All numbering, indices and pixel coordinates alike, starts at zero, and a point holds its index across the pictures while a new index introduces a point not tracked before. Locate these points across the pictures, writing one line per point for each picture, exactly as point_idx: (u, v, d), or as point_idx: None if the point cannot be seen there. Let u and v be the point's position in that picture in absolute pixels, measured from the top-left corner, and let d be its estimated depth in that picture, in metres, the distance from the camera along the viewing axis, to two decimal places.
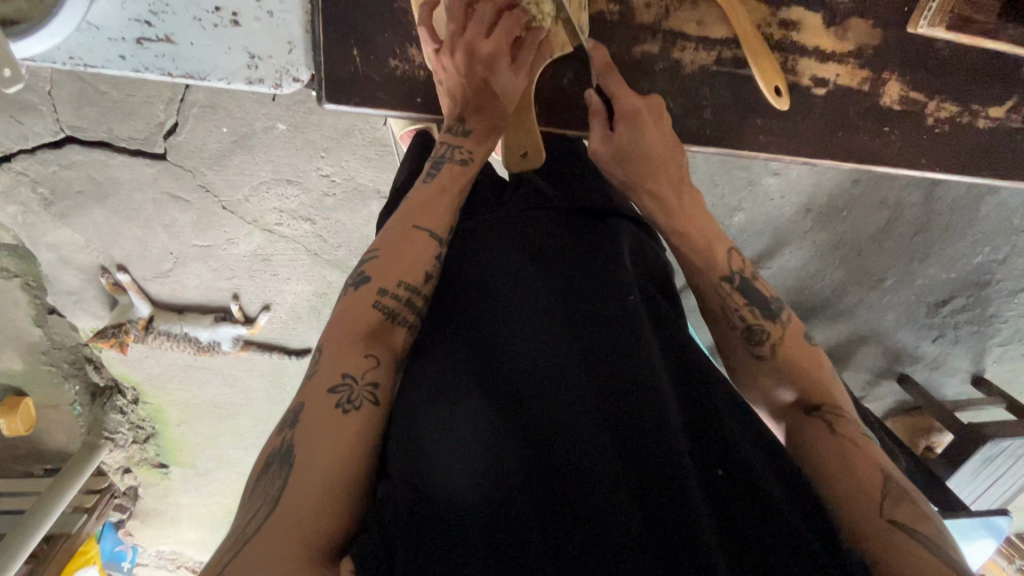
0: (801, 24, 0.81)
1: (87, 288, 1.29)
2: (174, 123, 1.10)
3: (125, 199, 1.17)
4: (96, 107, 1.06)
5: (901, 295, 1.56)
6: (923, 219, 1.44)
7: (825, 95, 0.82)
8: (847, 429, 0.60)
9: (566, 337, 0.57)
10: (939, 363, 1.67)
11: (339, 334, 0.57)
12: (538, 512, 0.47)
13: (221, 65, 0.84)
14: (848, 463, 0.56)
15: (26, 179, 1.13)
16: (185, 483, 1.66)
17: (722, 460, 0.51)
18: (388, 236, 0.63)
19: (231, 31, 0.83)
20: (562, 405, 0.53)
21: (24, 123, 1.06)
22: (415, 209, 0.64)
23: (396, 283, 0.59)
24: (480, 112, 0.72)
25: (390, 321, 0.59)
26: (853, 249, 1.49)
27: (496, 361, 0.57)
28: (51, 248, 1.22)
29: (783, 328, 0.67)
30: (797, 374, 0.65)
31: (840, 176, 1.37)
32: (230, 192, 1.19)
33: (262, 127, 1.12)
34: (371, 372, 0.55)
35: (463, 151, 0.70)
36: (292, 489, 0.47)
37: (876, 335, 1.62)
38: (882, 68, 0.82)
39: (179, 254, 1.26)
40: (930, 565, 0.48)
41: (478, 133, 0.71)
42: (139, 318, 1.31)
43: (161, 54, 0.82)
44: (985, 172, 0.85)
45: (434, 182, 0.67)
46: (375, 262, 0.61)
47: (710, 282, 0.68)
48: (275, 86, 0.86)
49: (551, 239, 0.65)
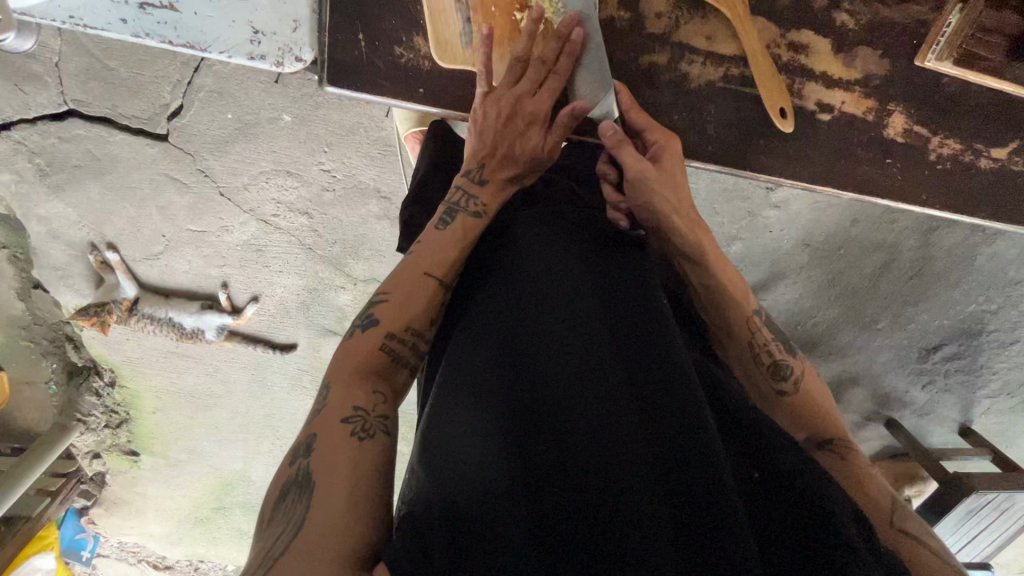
0: (809, 47, 0.82)
1: (73, 264, 1.26)
2: (179, 106, 1.10)
3: (121, 176, 1.16)
4: (101, 82, 1.07)
5: (895, 337, 1.55)
6: (920, 263, 1.45)
7: (829, 120, 0.82)
8: (857, 458, 0.64)
9: (600, 333, 0.56)
10: (927, 410, 1.66)
11: (343, 366, 0.57)
12: (567, 507, 0.47)
13: (224, 37, 0.75)
14: (862, 488, 0.61)
15: (24, 149, 1.12)
16: (155, 473, 1.61)
17: (754, 467, 0.51)
18: (398, 279, 0.62)
19: (236, 3, 0.76)
20: (593, 400, 0.51)
21: (28, 93, 1.07)
22: (425, 253, 0.64)
23: (404, 328, 0.60)
24: (502, 166, 0.69)
25: (394, 365, 0.59)
26: (849, 288, 1.49)
27: (519, 356, 0.56)
28: (41, 220, 1.20)
29: (802, 364, 0.69)
30: (816, 411, 0.67)
31: (839, 213, 1.38)
32: (229, 179, 1.18)
33: (268, 117, 1.12)
34: (382, 407, 0.55)
35: (478, 202, 0.68)
36: (317, 513, 0.46)
37: (866, 375, 1.61)
38: (887, 99, 0.83)
39: (171, 238, 1.24)
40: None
41: (495, 185, 0.69)
42: (123, 299, 1.28)
43: (164, 22, 0.74)
44: (985, 214, 0.85)
45: (450, 232, 0.65)
46: (385, 307, 0.60)
47: (743, 315, 0.68)
48: (277, 65, 0.77)
49: (585, 241, 0.65)
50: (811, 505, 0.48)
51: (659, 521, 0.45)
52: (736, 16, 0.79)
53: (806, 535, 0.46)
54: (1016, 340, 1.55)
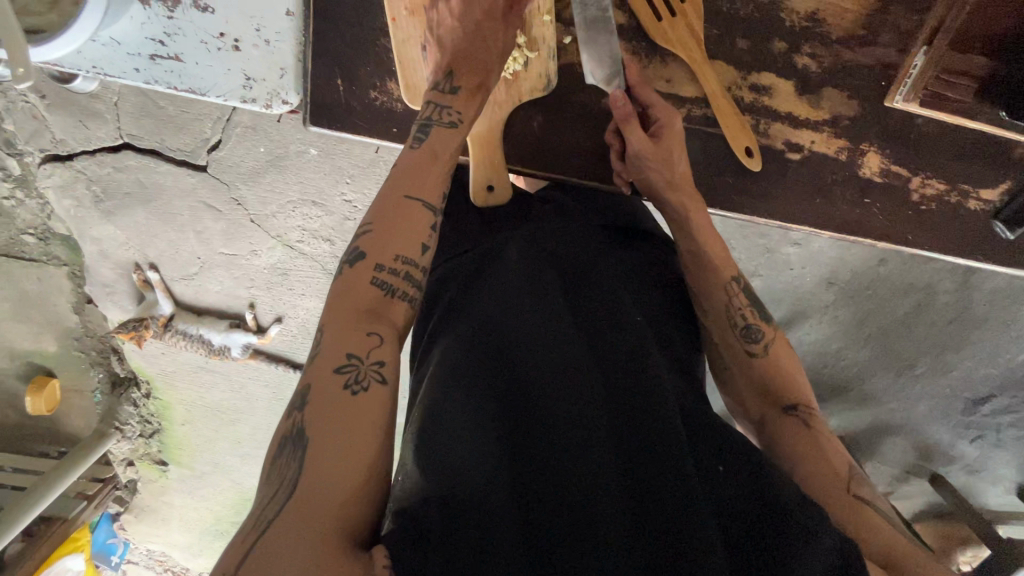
0: (773, 89, 0.83)
1: (119, 282, 1.37)
2: (218, 140, 1.21)
3: (165, 203, 1.27)
4: (152, 119, 1.19)
5: (936, 385, 1.45)
6: (958, 308, 1.37)
7: (799, 159, 0.84)
8: (818, 425, 0.68)
9: (578, 341, 0.59)
10: (977, 465, 1.53)
11: (342, 311, 0.55)
12: (548, 510, 0.49)
13: (220, 84, 0.84)
14: (821, 455, 0.65)
15: (83, 177, 1.25)
16: (182, 483, 1.68)
17: (719, 457, 0.55)
18: (382, 207, 0.62)
19: (232, 54, 0.83)
20: (572, 404, 0.54)
21: (90, 128, 1.21)
22: (409, 178, 0.63)
23: (394, 258, 0.59)
24: (471, 72, 0.73)
25: (390, 297, 0.58)
26: (880, 331, 1.41)
27: (506, 360, 0.57)
28: (95, 241, 1.32)
29: (773, 331, 0.74)
30: (781, 376, 0.71)
31: (867, 253, 1.32)
32: (260, 207, 1.27)
33: (296, 150, 1.21)
34: (377, 352, 0.53)
35: (452, 112, 0.70)
36: (309, 477, 0.45)
37: (904, 425, 1.51)
38: (860, 139, 0.84)
39: (205, 259, 1.33)
40: (890, 530, 0.58)
41: (466, 92, 0.72)
42: (160, 316, 1.37)
43: (171, 71, 0.83)
44: (977, 255, 0.85)
45: (424, 148, 0.66)
46: (369, 237, 0.59)
47: (719, 282, 0.73)
48: (266, 107, 0.86)
49: (569, 251, 0.68)
50: (789, 519, 0.49)
51: (624, 521, 0.48)
52: (693, 61, 0.80)
53: (769, 534, 0.49)
54: None
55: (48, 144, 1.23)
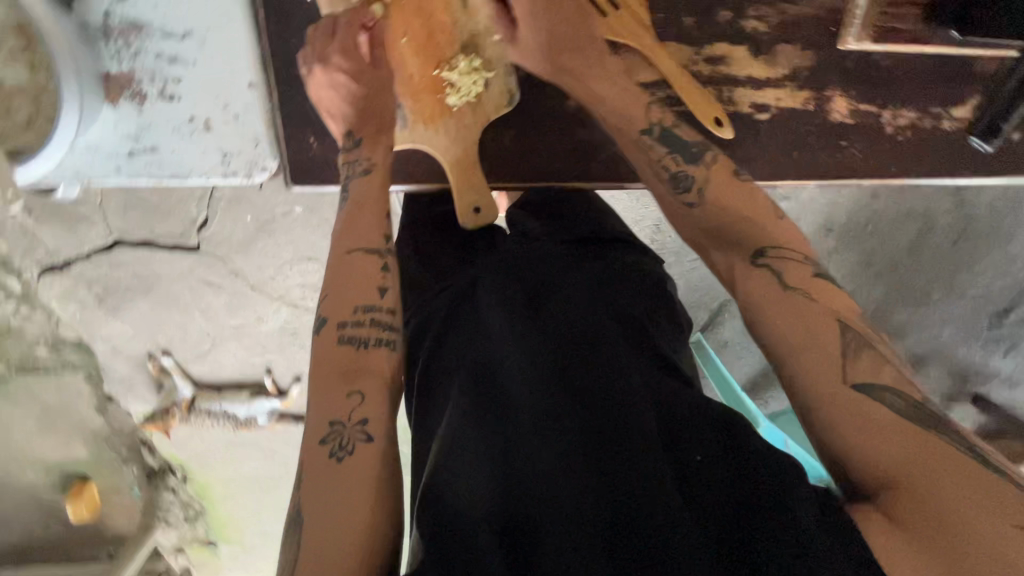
0: (729, 57, 0.85)
1: (135, 374, 1.38)
2: (205, 217, 1.23)
3: (166, 289, 1.29)
4: (139, 211, 1.22)
5: (957, 307, 1.44)
6: (962, 227, 1.37)
7: (768, 119, 0.85)
8: (795, 275, 0.60)
9: (552, 362, 0.59)
10: (1017, 378, 1.51)
11: (323, 376, 0.60)
12: (531, 540, 0.50)
13: (198, 163, 0.92)
14: (801, 317, 0.57)
15: (84, 280, 1.28)
16: (233, 560, 1.68)
17: (709, 452, 0.53)
18: (336, 271, 0.68)
19: (204, 135, 0.91)
20: (549, 429, 0.54)
21: (80, 232, 1.23)
22: (348, 234, 0.70)
23: (355, 311, 0.64)
24: (366, 123, 0.77)
25: (365, 348, 0.62)
26: (888, 265, 1.40)
27: (489, 395, 0.59)
28: (105, 340, 1.34)
29: (706, 168, 0.70)
30: (729, 213, 0.67)
31: (858, 193, 1.34)
32: (258, 273, 1.28)
33: (281, 211, 1.23)
34: (359, 411, 0.58)
35: (361, 162, 0.74)
36: (306, 556, 0.50)
37: (935, 353, 1.49)
38: (823, 86, 0.86)
39: (215, 335, 1.35)
40: (893, 431, 0.49)
41: (367, 140, 0.76)
42: (183, 399, 1.39)
43: (149, 162, 0.92)
44: (962, 173, 0.87)
45: (351, 201, 0.72)
46: (331, 305, 0.65)
47: (631, 140, 0.76)
48: (246, 177, 0.92)
49: (536, 267, 0.67)
50: (780, 502, 0.48)
51: (605, 548, 0.48)
52: (649, 45, 0.81)
53: (764, 529, 0.46)
54: None
55: (44, 256, 1.25)
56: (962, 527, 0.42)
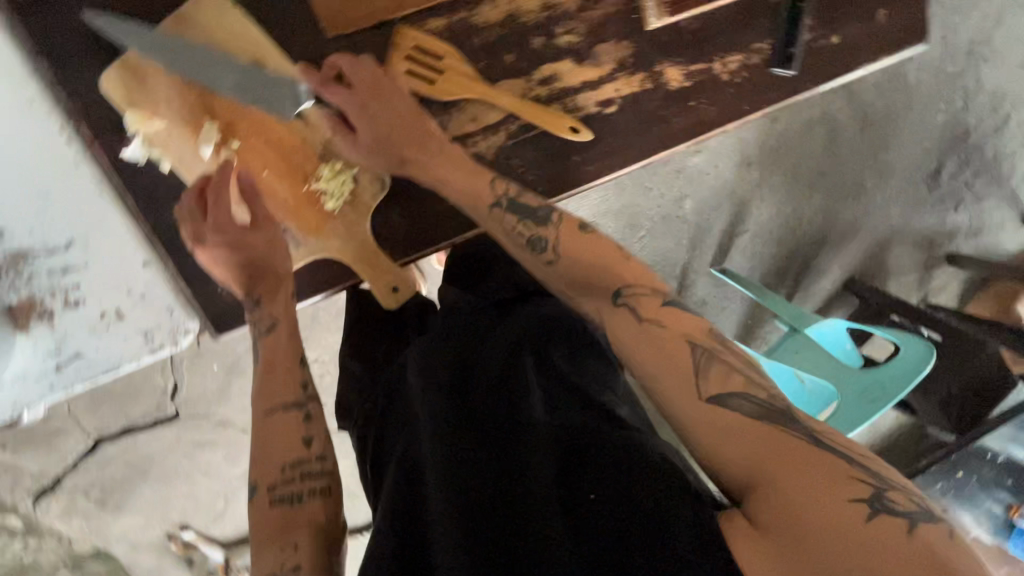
0: (581, 56, 0.88)
1: (162, 561, 1.34)
2: (174, 383, 1.24)
3: (161, 466, 1.28)
4: (109, 404, 1.23)
5: (894, 184, 1.50)
6: (862, 116, 1.45)
7: (639, 96, 0.88)
8: (647, 309, 0.67)
9: (457, 435, 0.62)
10: (978, 224, 1.55)
11: (259, 541, 0.61)
12: None
13: (125, 352, 0.86)
14: (662, 349, 0.62)
15: (80, 490, 1.26)
16: None
17: (606, 497, 0.55)
18: (259, 433, 0.69)
19: (119, 324, 0.85)
20: (452, 501, 0.57)
21: (60, 446, 1.23)
22: (263, 396, 0.71)
23: (281, 469, 0.66)
24: (259, 282, 0.78)
25: (296, 504, 0.64)
26: (815, 174, 1.46)
27: (410, 479, 0.62)
28: (120, 539, 1.30)
29: (556, 229, 0.75)
30: (587, 262, 0.73)
31: (758, 122, 1.40)
32: (243, 415, 1.28)
33: (243, 347, 1.25)
34: (292, 560, 0.59)
35: (264, 320, 0.77)
36: None
37: (896, 233, 1.52)
38: (674, 50, 0.89)
39: (225, 490, 1.32)
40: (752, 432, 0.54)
41: (268, 297, 0.78)
42: (217, 565, 1.35)
43: (78, 369, 0.85)
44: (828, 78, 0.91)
45: (262, 360, 0.74)
46: (257, 467, 0.66)
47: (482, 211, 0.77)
48: (175, 347, 0.88)
49: (446, 352, 0.72)
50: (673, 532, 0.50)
51: None
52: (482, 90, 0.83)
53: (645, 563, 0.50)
54: (1006, 117, 1.51)
55: (32, 483, 1.23)
56: (801, 522, 0.47)
